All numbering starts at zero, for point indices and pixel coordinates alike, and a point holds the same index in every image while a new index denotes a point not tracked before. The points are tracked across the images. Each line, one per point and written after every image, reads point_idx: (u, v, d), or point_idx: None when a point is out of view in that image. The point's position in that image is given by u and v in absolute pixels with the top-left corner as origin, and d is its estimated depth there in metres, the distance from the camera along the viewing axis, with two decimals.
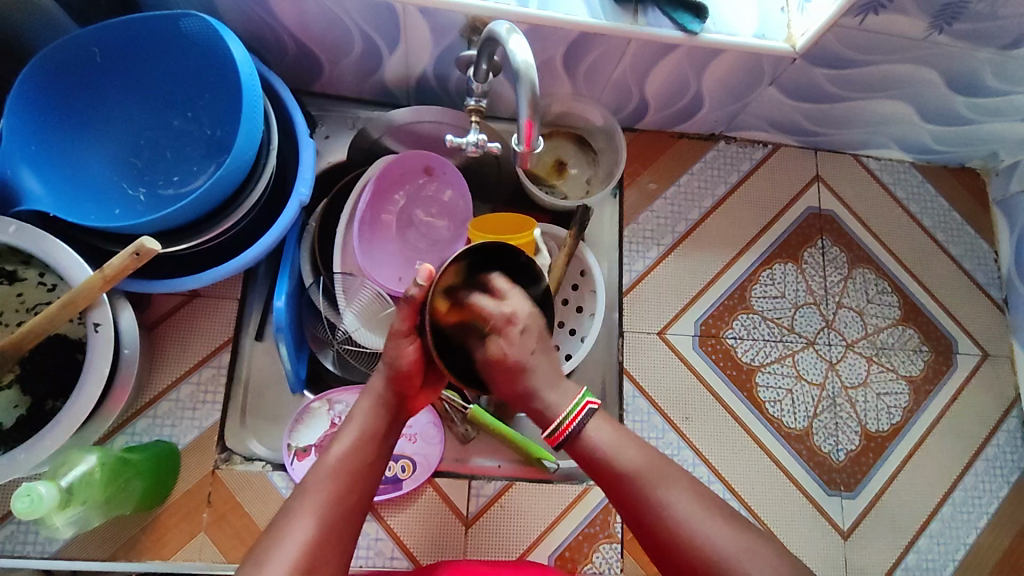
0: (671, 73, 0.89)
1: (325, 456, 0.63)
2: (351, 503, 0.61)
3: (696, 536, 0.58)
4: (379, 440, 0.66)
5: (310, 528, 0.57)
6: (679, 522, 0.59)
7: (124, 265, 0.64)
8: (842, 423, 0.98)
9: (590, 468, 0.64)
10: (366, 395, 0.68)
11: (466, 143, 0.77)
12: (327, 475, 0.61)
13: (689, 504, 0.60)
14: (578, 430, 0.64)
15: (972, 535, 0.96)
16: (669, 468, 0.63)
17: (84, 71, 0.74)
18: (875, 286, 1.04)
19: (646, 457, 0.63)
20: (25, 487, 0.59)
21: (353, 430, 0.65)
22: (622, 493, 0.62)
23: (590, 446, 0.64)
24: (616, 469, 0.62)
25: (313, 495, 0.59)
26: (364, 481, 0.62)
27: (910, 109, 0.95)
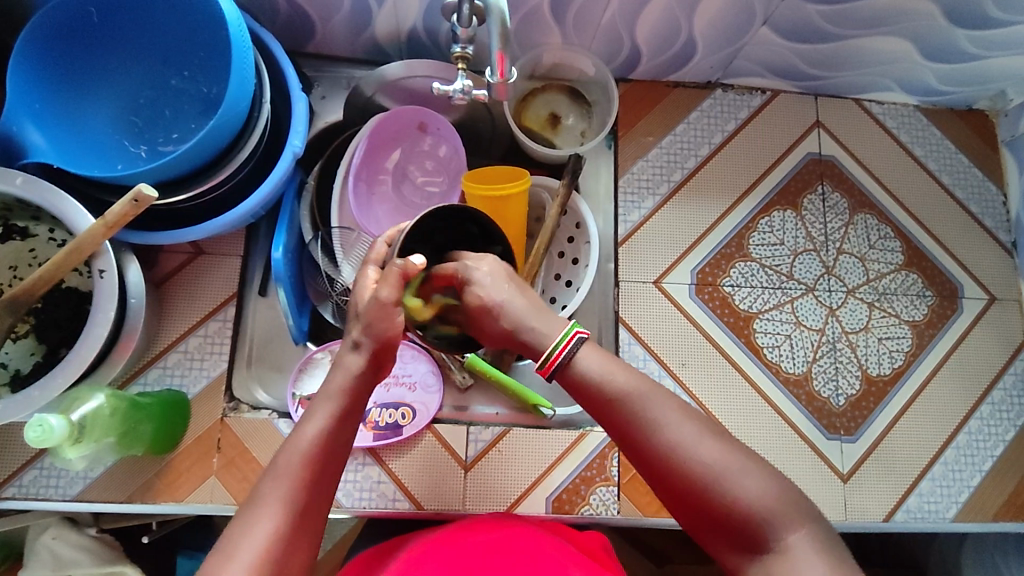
0: (661, 16, 0.89)
1: (296, 438, 0.60)
2: (320, 488, 0.59)
3: (690, 458, 0.57)
4: (349, 420, 0.64)
5: (276, 519, 0.55)
6: (674, 446, 0.58)
7: (125, 211, 0.67)
8: (842, 368, 0.97)
9: (581, 398, 0.64)
10: (337, 372, 0.65)
11: (454, 91, 0.78)
12: (298, 460, 0.58)
13: (685, 426, 0.59)
14: (569, 359, 0.64)
15: (976, 478, 0.95)
16: (662, 393, 0.61)
17: (83, 31, 0.77)
18: (878, 231, 1.03)
19: (638, 382, 0.62)
20: (37, 418, 0.63)
21: (325, 410, 0.62)
22: (616, 420, 0.61)
23: (582, 375, 0.63)
24: (606, 396, 0.62)
25: (284, 482, 0.57)
26: (333, 465, 0.61)
27: (909, 45, 0.93)
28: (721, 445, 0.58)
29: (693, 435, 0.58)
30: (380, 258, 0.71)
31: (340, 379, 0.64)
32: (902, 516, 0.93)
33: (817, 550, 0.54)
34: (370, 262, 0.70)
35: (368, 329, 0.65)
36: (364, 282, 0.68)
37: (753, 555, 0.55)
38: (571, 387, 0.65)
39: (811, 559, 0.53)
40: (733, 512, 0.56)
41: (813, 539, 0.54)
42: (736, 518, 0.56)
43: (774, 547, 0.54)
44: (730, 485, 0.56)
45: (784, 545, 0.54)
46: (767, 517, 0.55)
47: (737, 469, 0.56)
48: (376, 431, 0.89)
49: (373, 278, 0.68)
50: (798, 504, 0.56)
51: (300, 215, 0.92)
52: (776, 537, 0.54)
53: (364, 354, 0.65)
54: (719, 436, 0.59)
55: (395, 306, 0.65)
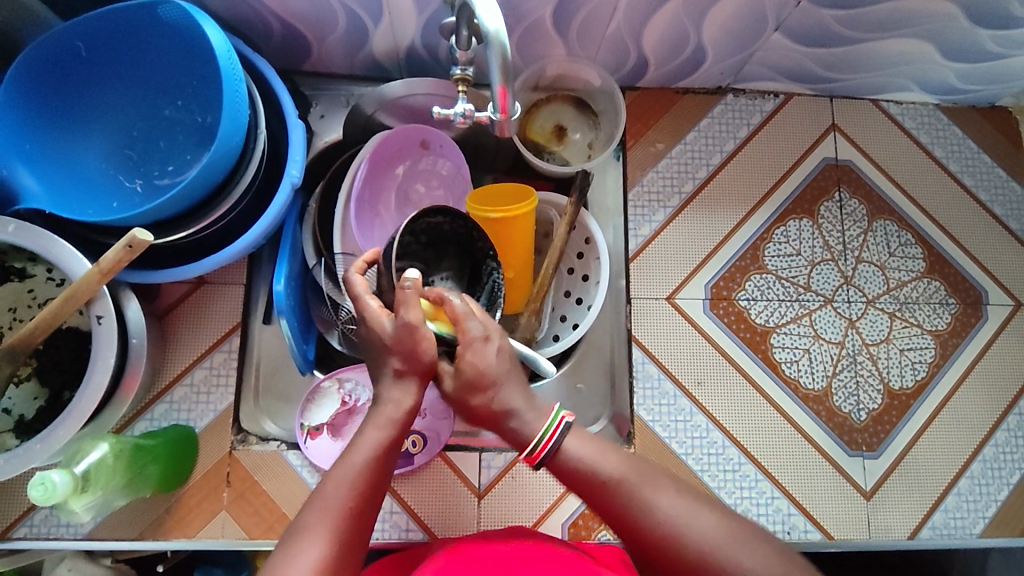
0: (669, 25, 0.85)
1: (345, 464, 0.59)
2: (366, 519, 0.57)
3: (689, 539, 0.56)
4: (397, 447, 0.62)
5: (320, 551, 0.53)
6: (671, 528, 0.56)
7: (119, 257, 0.65)
8: (864, 381, 0.94)
9: (575, 487, 0.61)
10: (387, 403, 0.62)
11: (454, 114, 0.75)
12: (349, 490, 0.57)
13: (680, 505, 0.58)
14: (557, 448, 0.61)
15: (1004, 492, 0.92)
16: (650, 474, 0.60)
17: (71, 66, 0.74)
18: (898, 238, 0.99)
19: (625, 464, 0.60)
20: (40, 475, 0.62)
21: (376, 436, 0.60)
22: (609, 506, 0.59)
23: (571, 462, 0.61)
24: (598, 482, 0.60)
25: (330, 511, 0.56)
26: (381, 493, 0.59)
27: (929, 46, 0.89)
28: (717, 521, 0.57)
29: (687, 513, 0.57)
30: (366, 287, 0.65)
31: (390, 409, 0.61)
32: (927, 533, 0.90)
33: None
34: (363, 294, 0.65)
35: (400, 355, 0.61)
36: (371, 314, 0.63)
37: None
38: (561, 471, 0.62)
39: None
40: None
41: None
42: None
43: None
44: (733, 560, 0.55)
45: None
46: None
47: (735, 543, 0.55)
48: None
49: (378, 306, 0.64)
50: (800, 564, 0.56)
51: (302, 240, 0.90)
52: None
53: (411, 384, 0.62)
54: (715, 509, 0.58)
55: (421, 328, 0.61)
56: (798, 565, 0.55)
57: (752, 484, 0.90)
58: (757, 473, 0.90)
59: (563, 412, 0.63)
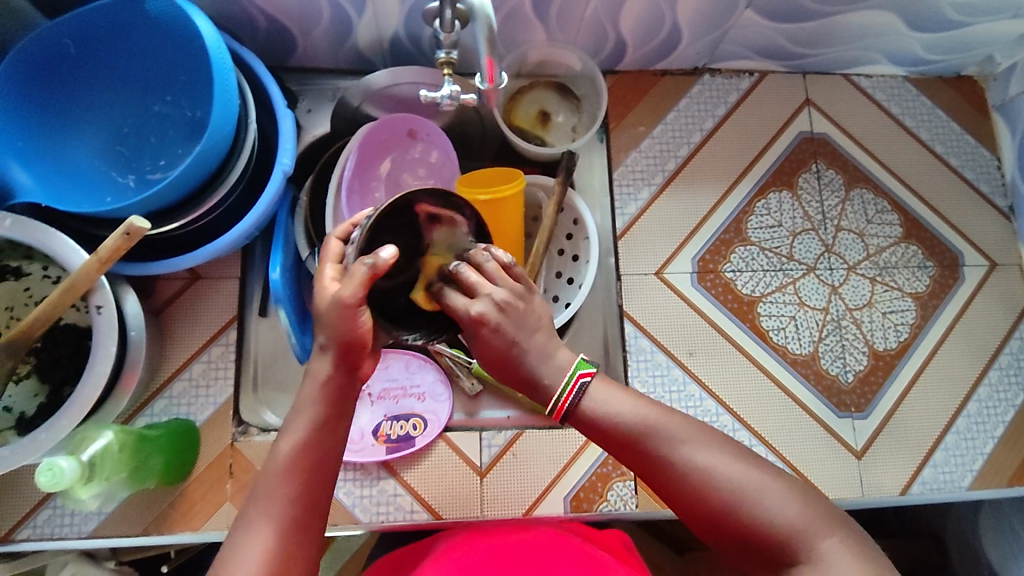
0: (645, 6, 0.88)
1: (274, 454, 0.58)
2: (310, 500, 0.57)
3: (717, 485, 0.56)
4: (335, 423, 0.60)
5: (266, 537, 0.54)
6: (701, 475, 0.57)
7: (117, 245, 0.66)
8: (849, 345, 0.97)
9: (597, 437, 0.61)
10: (309, 378, 0.60)
11: (441, 97, 0.77)
12: (279, 479, 0.56)
13: (706, 453, 0.58)
14: (577, 402, 0.60)
15: (989, 445, 0.95)
16: (681, 421, 0.60)
17: (61, 63, 0.75)
18: (875, 206, 1.02)
19: (657, 412, 0.60)
20: (46, 462, 0.62)
21: (303, 418, 0.59)
22: (635, 454, 0.59)
23: (593, 415, 0.60)
24: (624, 432, 0.59)
25: (272, 501, 0.56)
26: (323, 473, 0.58)
27: (894, 17, 0.92)
28: (749, 468, 0.57)
29: (717, 459, 0.57)
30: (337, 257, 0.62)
31: (312, 386, 0.59)
32: (918, 488, 0.93)
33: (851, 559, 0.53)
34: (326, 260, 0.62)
35: (331, 331, 0.58)
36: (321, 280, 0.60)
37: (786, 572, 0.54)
38: (582, 423, 0.61)
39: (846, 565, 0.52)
40: (767, 532, 0.55)
41: (849, 545, 0.54)
42: (768, 539, 0.55)
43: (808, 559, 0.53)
44: (760, 505, 0.55)
45: (819, 555, 0.53)
46: (799, 533, 0.54)
47: (762, 490, 0.56)
48: (389, 444, 0.89)
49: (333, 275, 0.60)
50: (825, 514, 0.56)
51: (294, 232, 0.90)
52: (809, 549, 0.53)
53: (330, 357, 0.59)
54: (749, 457, 0.58)
55: (355, 309, 0.56)
56: (823, 512, 0.55)
57: None
58: (751, 438, 0.93)
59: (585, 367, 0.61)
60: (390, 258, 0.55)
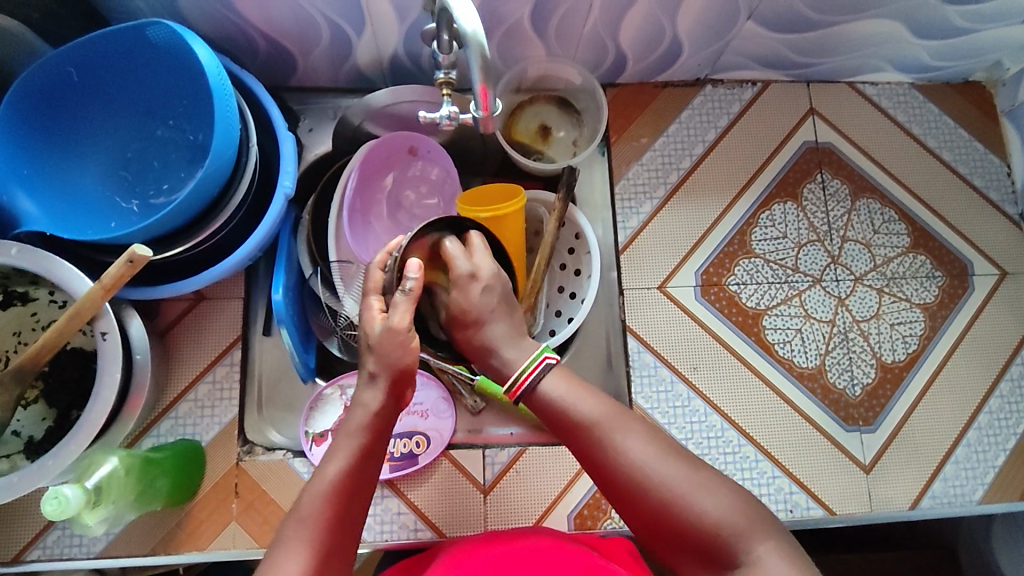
0: (644, 19, 0.87)
1: (318, 478, 0.60)
2: (344, 529, 0.59)
3: (651, 478, 0.60)
4: (373, 457, 0.63)
5: (302, 561, 0.55)
6: (636, 466, 0.61)
7: (120, 273, 0.66)
8: (856, 357, 0.96)
9: (550, 421, 0.67)
10: (358, 409, 0.64)
11: (439, 117, 0.77)
12: (322, 501, 0.58)
13: (646, 447, 0.62)
14: (533, 386, 0.68)
15: (1000, 458, 0.93)
16: (624, 415, 0.65)
17: (63, 91, 0.76)
18: (882, 215, 1.01)
19: (603, 406, 0.65)
20: (52, 491, 0.63)
21: (348, 446, 0.62)
22: (579, 441, 0.65)
23: (547, 400, 0.67)
24: (571, 419, 0.65)
25: (309, 524, 0.57)
26: (360, 500, 0.61)
27: (899, 25, 0.91)
28: (685, 467, 0.61)
29: (653, 454, 0.62)
30: (378, 286, 0.69)
31: (359, 416, 0.63)
32: (928, 502, 0.92)
33: (782, 559, 0.56)
34: (369, 292, 0.68)
35: (382, 359, 0.64)
36: (369, 312, 0.66)
37: (718, 570, 0.58)
38: (538, 407, 0.68)
39: (777, 566, 0.55)
40: (699, 528, 0.58)
41: (780, 549, 0.57)
42: (698, 536, 0.58)
43: (739, 559, 0.57)
44: (693, 502, 0.59)
45: (750, 557, 0.56)
46: (730, 532, 0.57)
47: (697, 488, 0.59)
48: (392, 462, 0.89)
49: (378, 307, 0.67)
50: (761, 517, 0.59)
51: (297, 251, 0.91)
52: (740, 549, 0.57)
53: (381, 386, 0.64)
54: (686, 458, 0.62)
55: (409, 332, 0.64)
56: (755, 514, 0.59)
57: (752, 465, 0.91)
58: (757, 453, 0.92)
59: (541, 357, 0.69)
60: (420, 271, 0.65)
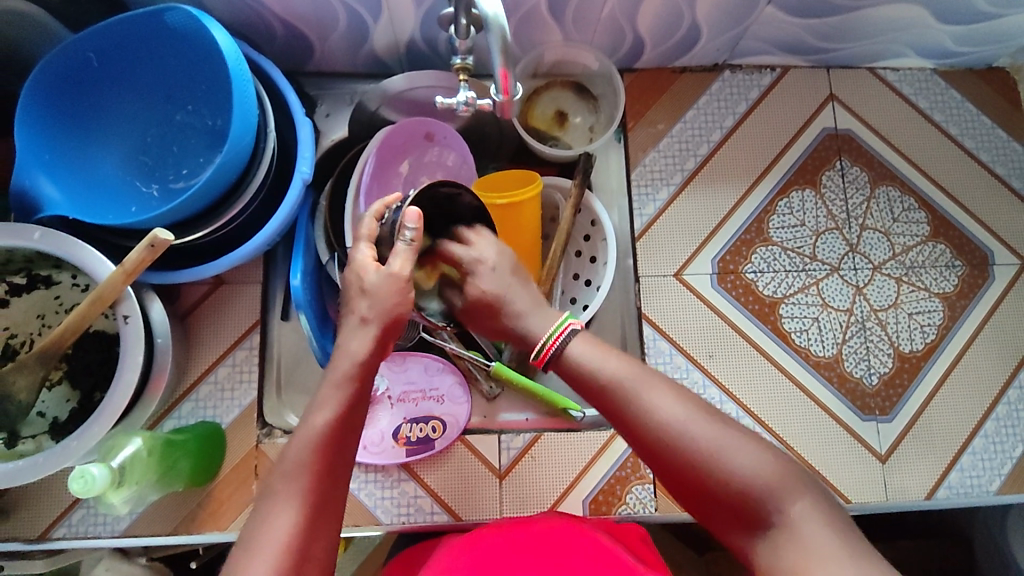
0: (662, 4, 0.87)
1: (305, 428, 0.59)
2: (332, 479, 0.58)
3: (684, 439, 0.57)
4: (360, 404, 0.63)
5: (292, 515, 0.55)
6: (666, 427, 0.58)
7: (142, 258, 0.67)
8: (873, 347, 0.96)
9: (577, 386, 0.65)
10: (342, 357, 0.64)
11: (456, 103, 0.77)
12: (310, 453, 0.58)
13: (676, 407, 0.59)
14: (561, 350, 0.67)
15: (1018, 448, 0.93)
16: (650, 374, 0.62)
17: (83, 77, 0.76)
18: (901, 203, 1.00)
19: (628, 367, 0.63)
20: (78, 470, 0.64)
21: (335, 398, 0.61)
22: (608, 404, 0.62)
23: (572, 362, 0.66)
24: (598, 383, 0.63)
25: (297, 476, 0.57)
26: (346, 452, 0.60)
27: (922, 10, 0.89)
28: (713, 425, 0.58)
29: (681, 412, 0.58)
30: (372, 234, 0.69)
31: (345, 365, 0.63)
32: (944, 493, 0.92)
33: (820, 522, 0.52)
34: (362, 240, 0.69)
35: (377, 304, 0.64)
36: (361, 259, 0.67)
37: (756, 531, 0.54)
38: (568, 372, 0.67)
39: (814, 530, 0.52)
40: (738, 490, 0.55)
41: (819, 508, 0.53)
42: (737, 497, 0.55)
43: (776, 521, 0.53)
44: (727, 462, 0.56)
45: (785, 519, 0.53)
46: (764, 493, 0.54)
47: (727, 446, 0.56)
48: (409, 446, 0.90)
49: (370, 255, 0.68)
50: (793, 476, 0.55)
51: (314, 237, 0.92)
52: (776, 509, 0.54)
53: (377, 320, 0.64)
54: (711, 415, 0.59)
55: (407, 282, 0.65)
56: (789, 471, 0.55)
57: None
58: (772, 441, 0.92)
59: (568, 322, 0.69)
60: (417, 221, 0.65)
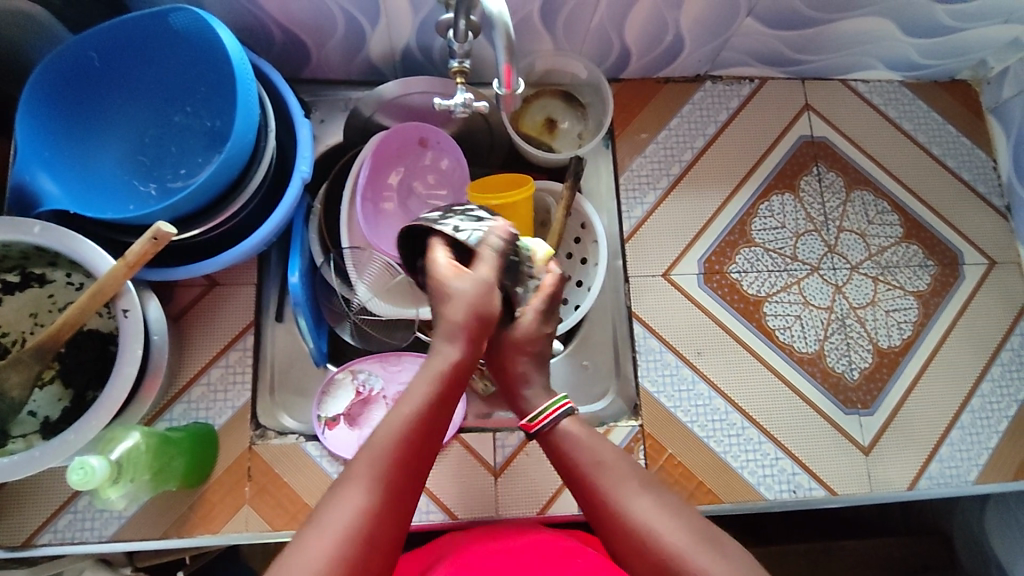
0: (649, 15, 0.91)
1: (396, 411, 0.60)
2: (411, 469, 0.59)
3: (658, 540, 0.58)
4: (446, 405, 0.63)
5: (363, 499, 0.55)
6: (640, 524, 0.59)
7: (144, 250, 0.67)
8: (854, 343, 0.99)
9: (559, 466, 0.67)
10: (437, 357, 0.64)
11: (454, 105, 0.79)
12: (390, 444, 0.58)
13: (653, 507, 0.61)
14: (554, 424, 0.68)
15: (993, 440, 0.96)
16: (629, 470, 0.64)
17: (85, 76, 0.77)
18: (875, 207, 1.05)
19: (610, 453, 0.65)
20: (78, 461, 0.65)
21: (424, 388, 0.62)
22: (586, 491, 0.64)
23: (558, 438, 0.67)
24: (580, 466, 0.65)
25: (375, 458, 0.57)
26: (428, 444, 0.61)
27: (890, 23, 0.95)
28: (686, 526, 0.59)
29: (655, 512, 0.60)
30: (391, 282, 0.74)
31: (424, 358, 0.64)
32: (925, 483, 0.94)
33: None
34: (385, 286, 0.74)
35: None
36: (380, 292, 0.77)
37: None
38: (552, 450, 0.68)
39: None
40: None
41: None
42: None
43: None
44: (697, 564, 0.56)
45: None
46: None
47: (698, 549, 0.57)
48: None
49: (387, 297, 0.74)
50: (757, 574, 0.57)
51: (309, 239, 0.92)
52: None
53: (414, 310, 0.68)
54: (686, 516, 0.60)
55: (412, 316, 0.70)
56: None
57: (755, 447, 0.93)
58: (760, 435, 0.94)
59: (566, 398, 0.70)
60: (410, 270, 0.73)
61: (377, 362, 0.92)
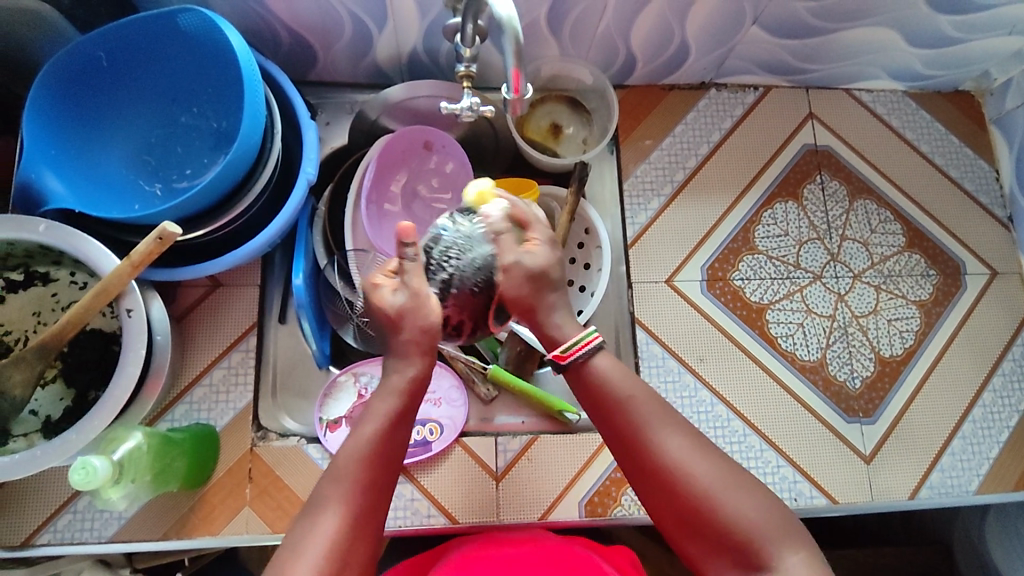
0: (655, 22, 0.91)
1: (357, 433, 0.61)
2: (378, 489, 0.60)
3: (690, 477, 0.60)
4: (408, 421, 0.63)
5: (334, 524, 0.57)
6: (673, 463, 0.61)
7: (149, 250, 0.67)
8: (856, 351, 0.99)
9: (582, 393, 0.67)
10: (394, 369, 0.64)
11: (460, 109, 0.79)
12: (353, 469, 0.59)
13: (684, 444, 0.62)
14: (585, 359, 0.66)
15: (994, 450, 0.96)
16: (658, 404, 0.64)
17: (92, 75, 0.77)
18: (878, 215, 1.05)
19: (638, 385, 0.65)
20: (79, 461, 0.65)
21: (384, 407, 0.62)
22: (615, 424, 0.64)
23: (584, 368, 0.66)
24: (609, 398, 0.64)
25: (344, 482, 0.59)
26: (393, 462, 0.61)
27: (894, 33, 0.96)
28: (717, 465, 0.61)
29: (686, 450, 0.61)
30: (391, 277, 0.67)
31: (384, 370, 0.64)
32: (926, 493, 0.94)
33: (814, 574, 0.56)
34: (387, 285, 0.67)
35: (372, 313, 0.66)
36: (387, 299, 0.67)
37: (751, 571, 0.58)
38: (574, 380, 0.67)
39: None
40: (733, 534, 0.58)
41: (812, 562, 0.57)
42: (733, 539, 0.58)
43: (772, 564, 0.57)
44: (729, 503, 0.59)
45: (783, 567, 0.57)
46: (762, 536, 0.57)
47: (728, 490, 0.59)
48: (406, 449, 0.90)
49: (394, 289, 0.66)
50: (789, 524, 0.59)
51: (313, 241, 0.92)
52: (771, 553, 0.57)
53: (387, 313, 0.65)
54: (714, 453, 0.62)
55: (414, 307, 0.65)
56: (784, 518, 0.59)
57: (757, 454, 0.93)
58: (761, 443, 0.94)
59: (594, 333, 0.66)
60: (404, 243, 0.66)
61: (379, 365, 0.92)
